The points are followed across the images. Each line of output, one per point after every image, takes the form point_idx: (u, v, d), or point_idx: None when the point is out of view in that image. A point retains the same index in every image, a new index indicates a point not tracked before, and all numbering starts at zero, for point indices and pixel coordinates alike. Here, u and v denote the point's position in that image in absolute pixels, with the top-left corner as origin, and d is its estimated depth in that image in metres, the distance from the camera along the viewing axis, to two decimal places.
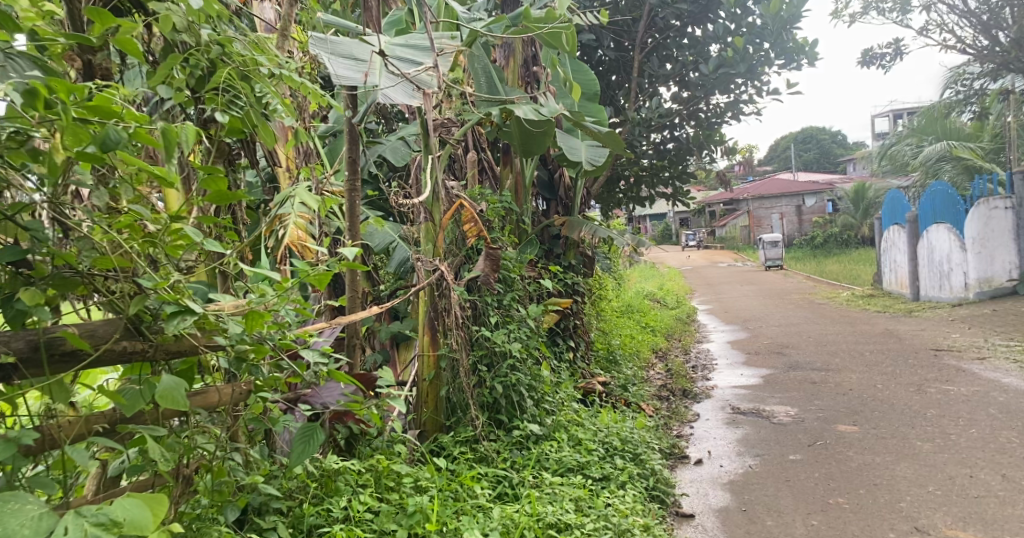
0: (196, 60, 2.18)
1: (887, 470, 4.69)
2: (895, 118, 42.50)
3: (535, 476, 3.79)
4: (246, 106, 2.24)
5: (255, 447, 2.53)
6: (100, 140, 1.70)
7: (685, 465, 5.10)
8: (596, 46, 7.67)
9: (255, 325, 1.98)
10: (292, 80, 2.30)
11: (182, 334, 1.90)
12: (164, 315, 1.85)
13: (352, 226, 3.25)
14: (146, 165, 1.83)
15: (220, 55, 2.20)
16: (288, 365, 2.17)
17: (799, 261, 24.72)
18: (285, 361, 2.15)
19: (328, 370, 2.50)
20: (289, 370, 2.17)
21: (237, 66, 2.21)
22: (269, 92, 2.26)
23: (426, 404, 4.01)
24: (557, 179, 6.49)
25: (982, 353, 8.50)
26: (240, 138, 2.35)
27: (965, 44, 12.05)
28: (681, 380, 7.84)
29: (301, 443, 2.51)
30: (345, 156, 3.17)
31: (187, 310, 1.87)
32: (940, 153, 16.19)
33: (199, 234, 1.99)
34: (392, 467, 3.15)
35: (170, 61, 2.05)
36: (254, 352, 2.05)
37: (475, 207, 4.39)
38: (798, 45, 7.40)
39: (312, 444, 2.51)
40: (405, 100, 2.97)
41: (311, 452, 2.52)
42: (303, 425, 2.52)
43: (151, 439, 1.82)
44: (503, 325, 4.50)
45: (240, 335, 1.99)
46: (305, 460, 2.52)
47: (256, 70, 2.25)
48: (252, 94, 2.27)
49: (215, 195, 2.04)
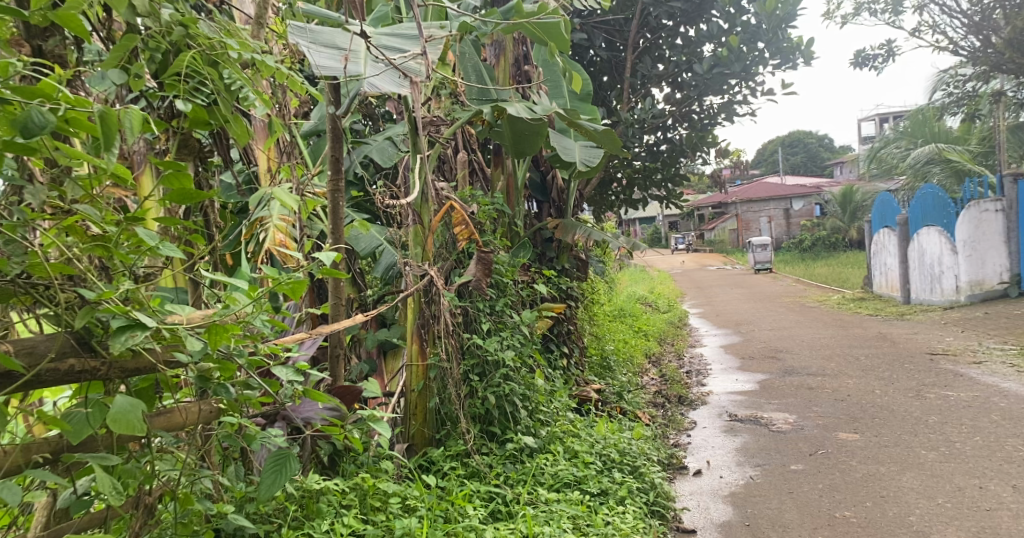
0: (155, 45, 2.02)
1: (893, 481, 4.54)
2: (882, 122, 42.64)
3: (531, 493, 3.61)
4: (213, 93, 2.06)
5: (229, 469, 2.45)
6: (21, 123, 1.53)
7: (684, 476, 4.94)
8: (588, 46, 7.50)
9: (220, 339, 1.78)
10: (266, 66, 2.11)
11: (137, 350, 1.70)
12: (111, 330, 1.64)
13: (335, 228, 3.06)
14: (87, 156, 1.64)
15: (184, 37, 2.03)
16: (259, 383, 1.97)
17: (789, 264, 24.65)
18: (254, 379, 1.95)
19: (303, 390, 2.30)
20: (259, 388, 1.97)
21: (202, 49, 2.03)
22: (240, 80, 2.07)
23: (415, 416, 3.85)
24: (549, 181, 6.33)
25: (978, 356, 8.40)
26: (208, 131, 2.17)
27: (957, 46, 11.98)
28: (676, 386, 7.68)
29: (271, 474, 2.27)
30: (328, 156, 2.98)
31: (139, 324, 1.67)
32: (930, 156, 16.13)
33: (156, 237, 1.79)
34: (378, 486, 3.01)
35: (124, 42, 1.93)
36: (218, 368, 1.85)
37: (466, 209, 4.20)
38: (793, 44, 7.24)
39: (282, 477, 2.27)
40: (393, 89, 2.79)
41: (281, 485, 2.27)
42: (276, 452, 2.30)
43: (100, 469, 1.63)
44: (496, 332, 4.31)
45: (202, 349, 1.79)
46: (275, 494, 2.28)
47: (226, 55, 2.07)
48: (221, 81, 2.09)
49: (177, 194, 1.84)
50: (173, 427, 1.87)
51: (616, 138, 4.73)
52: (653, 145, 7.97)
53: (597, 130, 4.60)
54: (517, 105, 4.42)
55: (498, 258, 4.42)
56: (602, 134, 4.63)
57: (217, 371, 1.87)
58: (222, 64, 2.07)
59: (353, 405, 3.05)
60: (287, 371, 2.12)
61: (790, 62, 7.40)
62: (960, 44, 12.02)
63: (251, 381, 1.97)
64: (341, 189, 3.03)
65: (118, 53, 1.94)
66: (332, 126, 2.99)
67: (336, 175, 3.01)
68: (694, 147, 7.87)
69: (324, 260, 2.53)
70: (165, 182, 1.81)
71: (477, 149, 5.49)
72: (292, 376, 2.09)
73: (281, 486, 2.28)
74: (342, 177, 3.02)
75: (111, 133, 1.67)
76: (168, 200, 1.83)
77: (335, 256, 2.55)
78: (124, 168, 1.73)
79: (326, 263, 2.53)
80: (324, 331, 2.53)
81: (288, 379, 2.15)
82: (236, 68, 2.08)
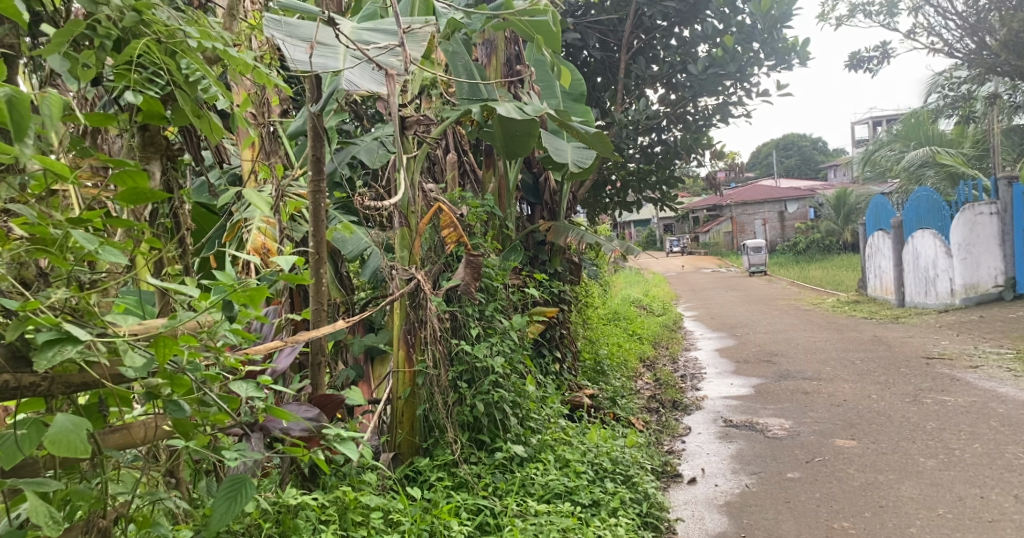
0: (104, 31, 1.91)
1: (892, 490, 4.44)
2: (875, 126, 42.69)
3: (521, 505, 3.49)
4: (166, 84, 1.96)
5: (201, 483, 2.37)
6: None
7: (678, 484, 4.83)
8: (581, 46, 7.42)
9: (167, 353, 1.67)
10: (225, 53, 1.98)
11: (77, 363, 1.58)
12: (37, 345, 1.52)
13: (317, 231, 2.93)
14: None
15: (137, 23, 1.92)
16: (214, 400, 1.82)
17: (783, 267, 24.59)
18: (210, 395, 1.81)
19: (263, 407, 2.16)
20: (215, 405, 1.83)
21: (157, 37, 1.92)
22: (199, 70, 1.98)
23: (402, 424, 3.74)
24: (542, 183, 6.22)
25: (975, 361, 8.31)
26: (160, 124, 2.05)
27: (953, 48, 11.92)
28: (670, 391, 7.57)
29: (226, 499, 2.06)
30: (309, 157, 2.88)
31: (69, 338, 1.54)
32: (924, 159, 16.08)
33: (93, 241, 1.64)
34: (359, 500, 2.90)
35: (70, 27, 1.80)
36: (166, 383, 1.73)
37: (455, 211, 4.07)
38: (788, 45, 7.14)
39: (237, 504, 2.05)
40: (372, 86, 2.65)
41: (235, 513, 2.06)
42: (231, 476, 2.09)
43: (35, 495, 1.52)
44: (486, 338, 4.20)
45: (147, 363, 1.67)
46: (227, 525, 2.05)
47: (181, 42, 1.97)
48: (177, 72, 2.00)
49: (129, 192, 1.72)
50: (124, 446, 1.77)
51: (609, 141, 4.63)
52: (647, 146, 7.88)
53: (589, 133, 4.50)
54: (507, 105, 4.32)
55: (488, 262, 4.27)
56: (593, 136, 4.54)
57: (166, 386, 1.74)
58: (180, 53, 1.97)
59: (336, 414, 2.91)
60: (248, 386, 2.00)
61: (786, 63, 7.31)
62: (955, 47, 11.97)
63: (206, 397, 1.82)
64: (323, 190, 2.93)
65: (60, 39, 1.81)
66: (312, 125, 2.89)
67: (317, 176, 2.91)
68: (688, 149, 7.76)
69: (284, 265, 2.47)
70: (116, 180, 1.68)
71: (469, 149, 5.38)
72: (254, 391, 1.98)
73: (235, 515, 2.07)
74: (323, 178, 2.93)
75: (20, 120, 1.57)
76: (117, 199, 1.70)
77: (294, 261, 2.51)
78: (55, 161, 1.61)
79: (285, 268, 2.48)
80: (295, 339, 2.42)
81: (249, 394, 2.03)
82: (196, 58, 1.98)
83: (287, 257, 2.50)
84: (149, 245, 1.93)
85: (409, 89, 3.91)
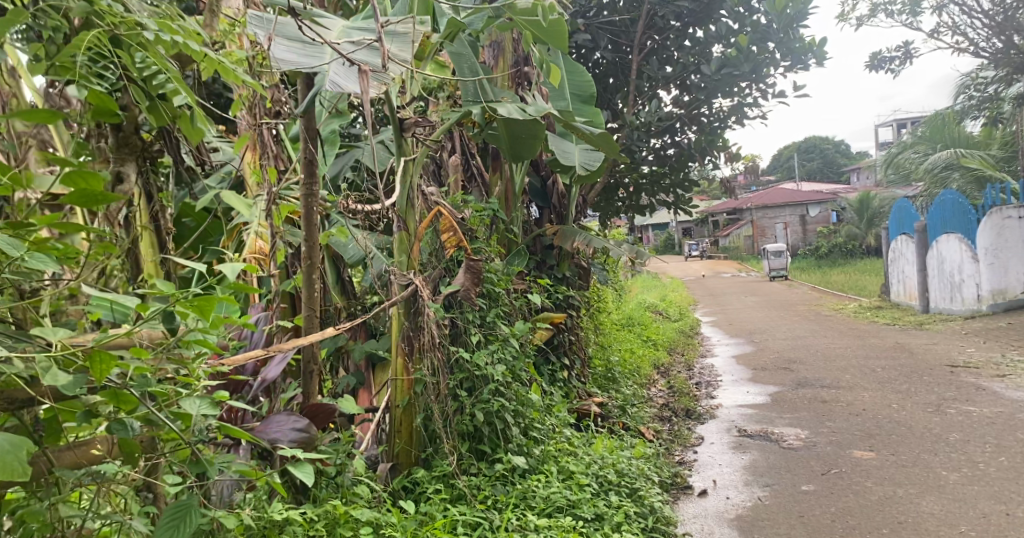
0: (52, 22, 1.88)
1: (912, 505, 4.28)
2: (899, 128, 42.14)
3: (520, 519, 3.39)
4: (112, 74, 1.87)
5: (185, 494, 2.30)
6: None
7: (688, 497, 4.70)
8: (592, 48, 7.33)
9: (103, 371, 1.59)
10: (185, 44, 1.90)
11: (12, 380, 1.57)
12: None
13: (307, 234, 2.81)
14: None
15: (88, 13, 1.84)
16: (162, 419, 1.77)
17: (805, 272, 24.27)
18: (158, 415, 1.77)
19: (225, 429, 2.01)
20: (165, 425, 1.79)
21: (108, 28, 1.84)
22: (160, 65, 1.90)
23: (400, 433, 3.63)
24: (550, 187, 6.14)
25: (1002, 369, 8.07)
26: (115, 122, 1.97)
27: (978, 48, 11.66)
28: (684, 399, 7.43)
29: (172, 523, 1.91)
30: (301, 156, 2.77)
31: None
32: (948, 162, 15.77)
33: (19, 246, 1.58)
34: (350, 513, 2.80)
35: (11, 15, 1.74)
36: (109, 401, 1.68)
37: (455, 215, 4.01)
38: (805, 44, 6.98)
39: (179, 533, 1.91)
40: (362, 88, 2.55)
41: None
42: (177, 500, 1.94)
43: None
44: (486, 346, 4.10)
45: (78, 380, 1.60)
46: None
47: (138, 34, 1.89)
48: (130, 61, 1.93)
49: (77, 195, 1.63)
50: (80, 465, 1.77)
51: (615, 142, 4.50)
52: (660, 149, 7.73)
53: (593, 133, 4.38)
54: (509, 106, 4.22)
55: (489, 267, 4.20)
56: (598, 136, 4.41)
57: (111, 403, 1.69)
58: (136, 47, 1.91)
59: (327, 425, 2.81)
60: (199, 403, 1.87)
61: (802, 64, 7.14)
62: (981, 46, 11.70)
63: (154, 416, 1.78)
64: (315, 193, 2.82)
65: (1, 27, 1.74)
66: (305, 124, 2.79)
67: (309, 176, 2.80)
68: (703, 152, 7.62)
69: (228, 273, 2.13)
70: (62, 180, 1.59)
71: (476, 152, 5.35)
72: (206, 409, 1.88)
73: None
74: (316, 180, 2.82)
75: None
76: (64, 201, 1.61)
77: (240, 270, 2.14)
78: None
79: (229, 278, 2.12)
80: (275, 349, 2.45)
81: (202, 413, 1.90)
82: (154, 53, 1.89)
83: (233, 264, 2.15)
84: (103, 251, 1.83)
85: (407, 90, 3.82)
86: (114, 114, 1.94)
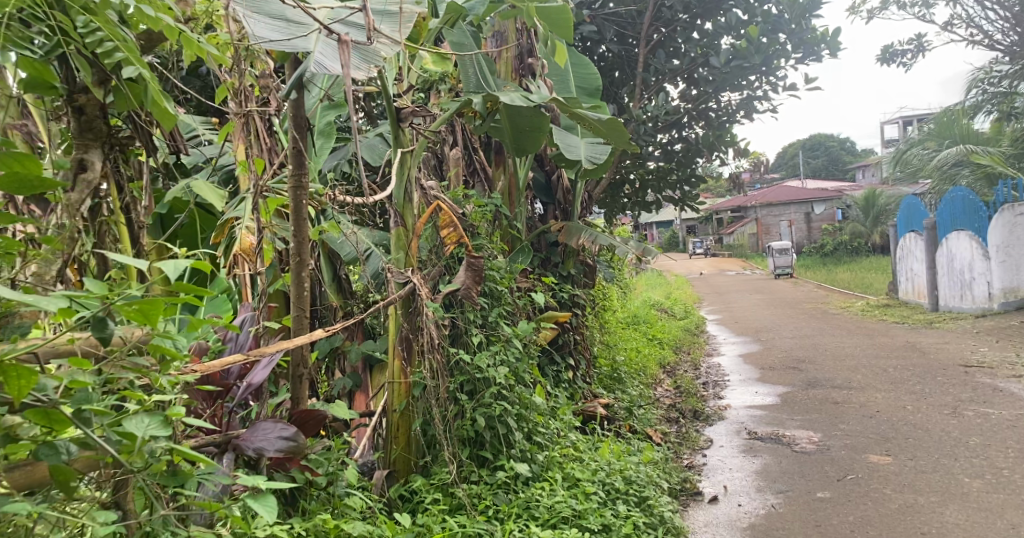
0: None
1: (934, 515, 4.12)
2: (904, 126, 41.86)
3: (523, 531, 3.20)
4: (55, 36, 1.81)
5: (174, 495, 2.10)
6: None
7: (698, 503, 4.53)
8: (598, 40, 7.17)
9: (21, 388, 1.51)
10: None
11: None
12: None
13: (296, 230, 2.61)
14: None
15: None
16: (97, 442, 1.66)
17: (810, 270, 24.07)
18: (94, 438, 1.65)
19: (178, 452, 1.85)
20: (101, 449, 1.67)
21: None
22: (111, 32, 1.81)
23: (397, 440, 3.45)
24: (554, 182, 5.98)
25: (1017, 369, 7.87)
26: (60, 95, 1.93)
27: (992, 41, 11.45)
28: (691, 400, 7.26)
29: None
30: (289, 148, 2.58)
31: None
32: (958, 157, 15.54)
33: None
34: (340, 527, 2.60)
35: None
36: (39, 421, 1.60)
37: (456, 209, 3.83)
38: (816, 35, 6.80)
39: None
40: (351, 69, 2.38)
41: None
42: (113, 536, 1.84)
43: None
44: (488, 346, 3.91)
45: None
46: None
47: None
48: (70, 26, 1.82)
49: (10, 179, 1.55)
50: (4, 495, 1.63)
51: (624, 130, 4.31)
52: (667, 144, 7.55)
53: (600, 120, 4.19)
54: (512, 93, 4.04)
55: (491, 264, 4.03)
56: (606, 123, 4.22)
57: (42, 423, 1.61)
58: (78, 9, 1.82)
59: (319, 432, 2.62)
60: (147, 422, 1.78)
61: (815, 55, 6.96)
62: (995, 39, 11.51)
63: (92, 439, 1.67)
64: (305, 186, 2.61)
65: None
66: (294, 114, 2.61)
67: (298, 168, 2.60)
68: (711, 147, 7.44)
69: (170, 272, 1.71)
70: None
71: (478, 147, 5.19)
72: (155, 428, 1.78)
73: None
74: (306, 171, 2.62)
75: None
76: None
77: (184, 271, 1.72)
78: None
79: (169, 279, 1.69)
80: (256, 354, 2.28)
81: (151, 432, 1.78)
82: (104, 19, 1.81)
83: (175, 262, 1.73)
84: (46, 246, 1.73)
85: (403, 76, 3.64)
86: (50, 86, 1.90)
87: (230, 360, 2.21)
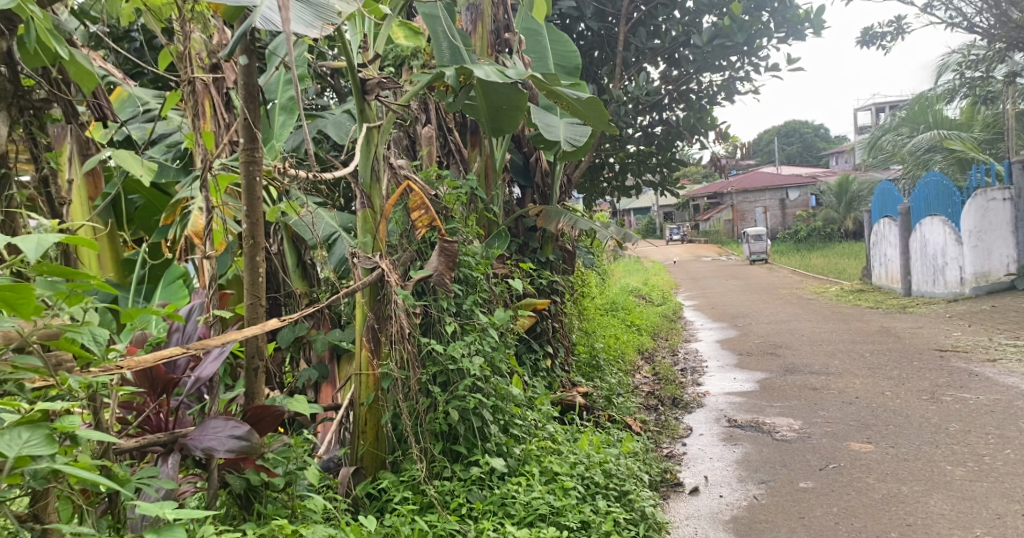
0: None
1: (920, 505, 4.01)
2: (877, 112, 42.19)
3: (498, 531, 3.04)
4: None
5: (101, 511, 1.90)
6: None
7: (678, 495, 4.41)
8: (577, 18, 6.97)
9: None
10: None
11: None
12: None
13: (249, 210, 2.41)
14: None
15: None
16: None
17: (784, 256, 24.13)
18: None
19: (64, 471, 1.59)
20: None
21: None
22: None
23: (364, 434, 3.25)
24: (533, 163, 5.81)
25: (992, 353, 7.85)
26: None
27: (970, 24, 11.41)
28: (670, 387, 7.14)
29: None
30: (240, 119, 2.37)
31: None
32: (932, 143, 15.56)
33: None
34: (298, 532, 2.38)
35: None
36: None
37: (428, 190, 3.63)
38: (799, 14, 6.66)
39: None
40: (298, 26, 2.20)
41: None
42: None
43: None
44: (463, 336, 3.73)
45: None
46: None
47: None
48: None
49: None
50: None
51: (603, 110, 4.14)
52: (647, 126, 7.40)
53: (580, 99, 4.00)
54: (487, 68, 3.82)
55: (466, 249, 3.86)
56: (586, 102, 4.03)
57: None
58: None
59: (276, 429, 2.41)
60: (24, 438, 1.57)
61: (798, 35, 6.81)
62: (974, 22, 11.47)
63: None
64: (258, 159, 2.41)
65: None
66: (244, 82, 2.39)
67: (250, 141, 2.39)
68: (692, 129, 7.33)
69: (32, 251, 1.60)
70: None
71: (453, 127, 5.01)
72: (35, 446, 1.57)
73: None
74: (259, 144, 2.41)
75: None
76: None
77: (44, 249, 1.60)
78: None
79: (28, 258, 1.58)
80: (198, 346, 2.10)
81: (32, 450, 1.57)
82: None
83: (39, 241, 1.61)
84: None
85: (368, 43, 3.43)
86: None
87: (166, 352, 2.00)
